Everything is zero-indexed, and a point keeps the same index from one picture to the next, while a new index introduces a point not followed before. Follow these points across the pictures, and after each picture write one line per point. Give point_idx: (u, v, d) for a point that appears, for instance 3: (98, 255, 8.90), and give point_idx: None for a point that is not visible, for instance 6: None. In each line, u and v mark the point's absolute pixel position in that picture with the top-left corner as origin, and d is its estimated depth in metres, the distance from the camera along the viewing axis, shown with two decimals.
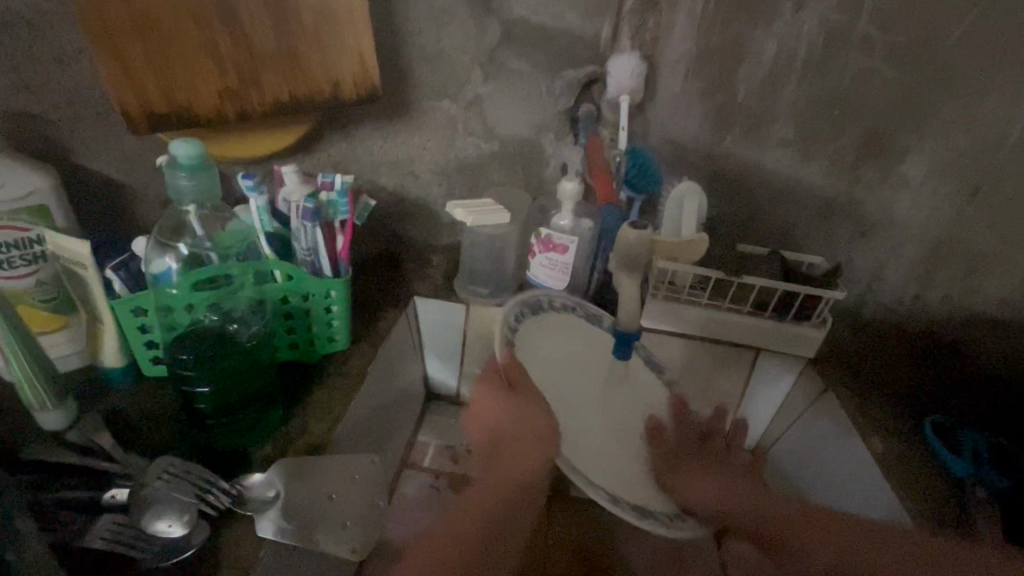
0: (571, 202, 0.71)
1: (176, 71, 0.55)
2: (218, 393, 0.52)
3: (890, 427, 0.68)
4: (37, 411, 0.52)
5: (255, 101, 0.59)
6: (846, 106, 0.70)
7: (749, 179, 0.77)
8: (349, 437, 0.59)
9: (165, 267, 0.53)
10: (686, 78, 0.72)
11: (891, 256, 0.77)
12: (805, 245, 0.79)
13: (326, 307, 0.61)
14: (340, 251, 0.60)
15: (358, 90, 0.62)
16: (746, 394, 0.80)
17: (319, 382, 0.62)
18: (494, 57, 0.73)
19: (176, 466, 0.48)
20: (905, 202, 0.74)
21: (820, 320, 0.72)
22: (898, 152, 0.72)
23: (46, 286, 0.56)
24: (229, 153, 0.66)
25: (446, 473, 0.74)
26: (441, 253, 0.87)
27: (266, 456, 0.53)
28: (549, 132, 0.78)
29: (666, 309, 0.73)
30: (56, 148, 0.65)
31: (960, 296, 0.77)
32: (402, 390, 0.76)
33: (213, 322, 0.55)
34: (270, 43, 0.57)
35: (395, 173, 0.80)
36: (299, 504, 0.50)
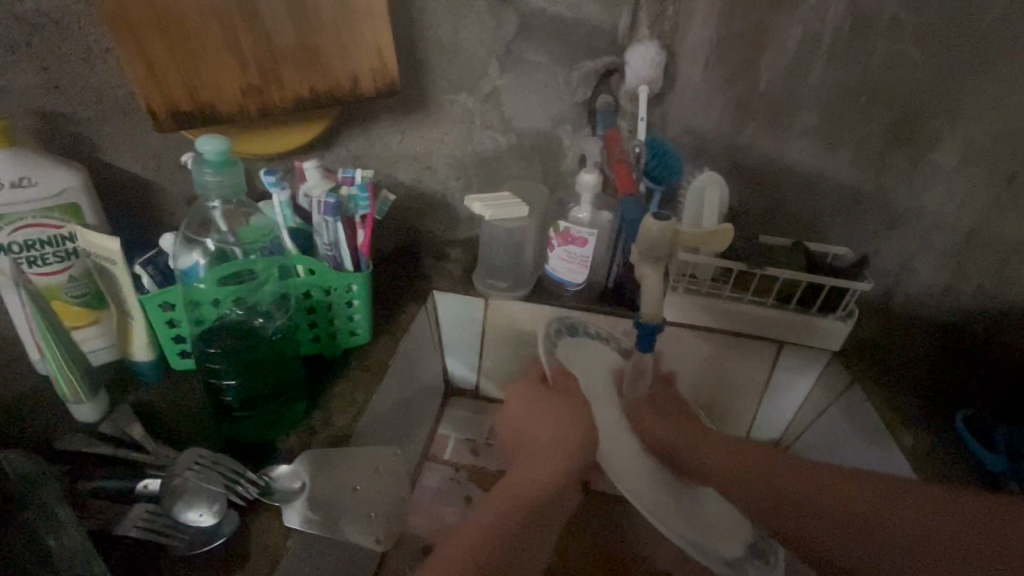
0: (589, 194, 0.71)
1: (199, 69, 0.56)
2: (244, 385, 0.53)
3: (921, 419, 0.66)
4: (71, 403, 0.54)
5: (276, 97, 0.60)
6: (874, 92, 0.68)
7: (772, 169, 0.75)
8: (371, 429, 0.60)
9: (192, 262, 0.53)
10: (708, 66, 0.71)
11: (920, 246, 0.75)
12: (830, 236, 0.78)
13: (348, 302, 0.62)
14: (361, 245, 0.61)
15: (377, 84, 0.62)
16: (769, 388, 0.79)
17: (341, 376, 0.62)
18: (511, 49, 0.72)
19: (206, 457, 0.49)
20: (936, 190, 0.72)
21: (846, 312, 0.71)
22: (929, 139, 0.69)
23: (77, 282, 0.58)
24: (251, 149, 0.66)
25: (466, 467, 0.75)
26: (459, 247, 0.87)
27: (291, 448, 0.54)
28: (567, 124, 0.77)
29: (687, 301, 0.72)
30: (84, 147, 0.66)
31: (993, 286, 0.75)
32: (422, 384, 0.77)
33: (237, 316, 0.55)
34: (290, 39, 0.57)
35: (413, 168, 0.80)
36: (324, 494, 0.50)
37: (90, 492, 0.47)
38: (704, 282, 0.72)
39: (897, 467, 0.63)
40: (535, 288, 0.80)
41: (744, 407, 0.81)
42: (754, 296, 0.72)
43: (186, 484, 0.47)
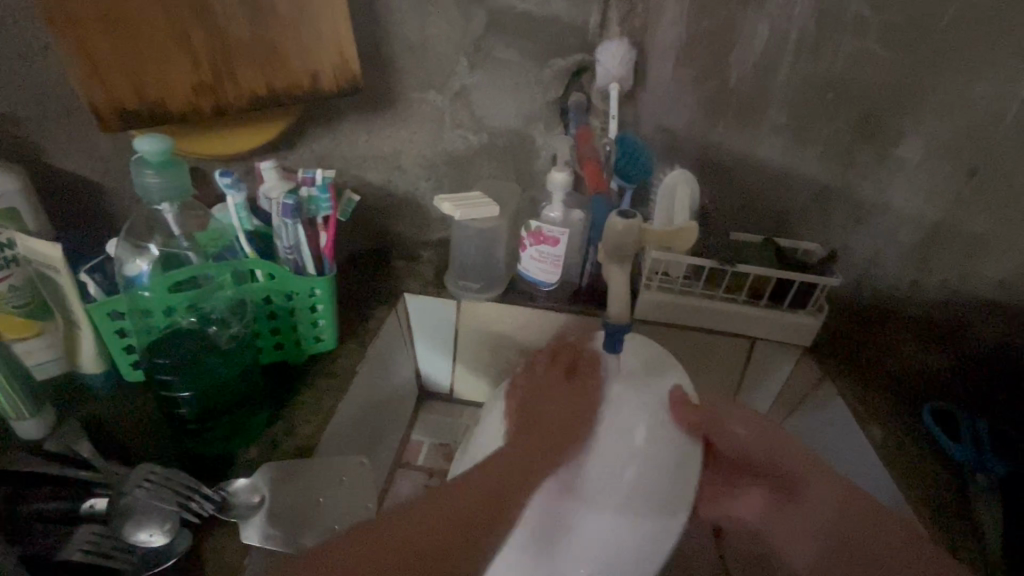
0: (560, 192, 0.70)
1: (146, 65, 0.53)
2: (198, 398, 0.51)
3: (888, 415, 0.67)
4: (14, 420, 0.51)
5: (231, 96, 0.57)
6: (840, 89, 0.69)
7: (743, 166, 0.76)
8: (335, 440, 0.58)
9: (138, 270, 0.51)
10: (678, 63, 0.71)
11: (887, 241, 0.76)
12: (800, 233, 0.78)
13: (310, 306, 0.60)
14: (324, 248, 0.59)
15: (338, 82, 0.61)
16: (742, 386, 0.79)
17: (305, 385, 0.60)
18: (479, 46, 0.71)
19: (157, 473, 0.46)
20: (901, 186, 0.72)
21: (815, 308, 0.72)
22: (893, 135, 0.70)
23: (18, 292, 0.53)
24: (205, 149, 0.63)
25: (440, 473, 0.74)
26: (431, 249, 0.85)
27: (251, 461, 0.52)
28: (539, 122, 0.76)
29: (660, 300, 0.72)
30: (29, 148, 0.63)
31: (958, 280, 0.75)
32: (394, 389, 0.75)
33: (190, 325, 0.53)
34: (244, 35, 0.55)
35: (381, 168, 0.79)
36: (285, 506, 0.49)
37: (34, 514, 0.44)
38: (676, 280, 0.72)
39: (869, 462, 0.63)
40: (508, 289, 0.79)
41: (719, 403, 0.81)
42: (726, 293, 0.72)
43: (139, 504, 0.44)
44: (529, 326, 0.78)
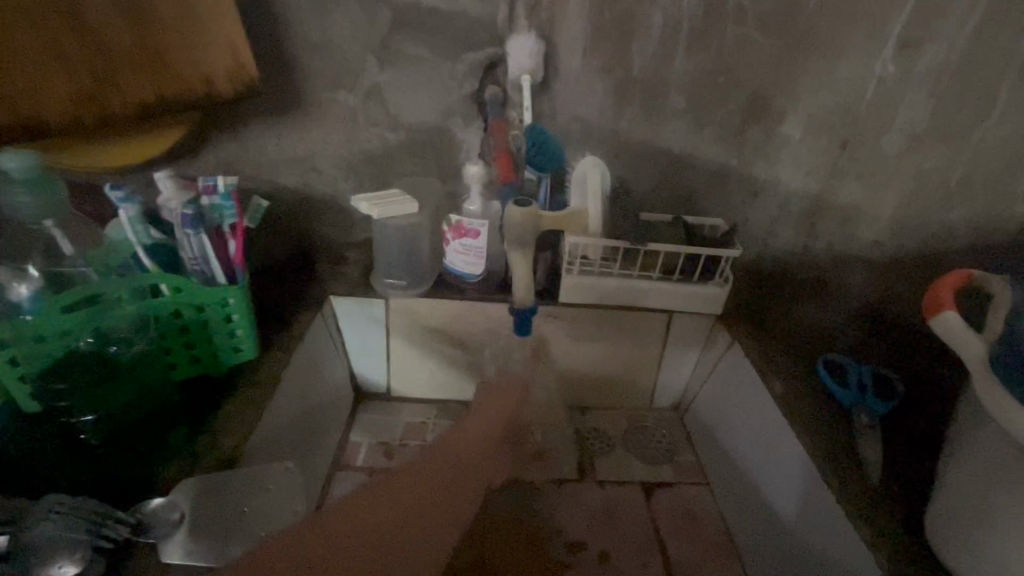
0: (477, 185, 0.73)
1: (14, 77, 0.49)
2: (105, 417, 0.51)
3: (788, 368, 0.72)
4: None
5: (118, 106, 0.55)
6: (730, 73, 0.74)
7: (650, 149, 0.80)
8: (260, 448, 0.57)
9: (21, 295, 0.48)
10: (584, 54, 0.73)
11: (781, 212, 0.82)
12: (707, 209, 0.84)
13: (225, 316, 0.58)
14: (233, 257, 0.57)
15: (235, 85, 0.61)
16: (665, 357, 0.84)
17: (228, 397, 0.58)
18: (388, 44, 0.71)
19: (64, 503, 0.44)
20: (789, 160, 0.79)
21: (723, 279, 0.77)
22: (778, 115, 0.76)
23: None
24: (115, 163, 0.61)
25: (379, 471, 0.74)
26: (357, 249, 0.85)
27: (171, 478, 0.50)
28: (455, 117, 0.77)
29: (583, 282, 0.76)
30: None
31: (842, 243, 0.83)
32: (327, 391, 0.75)
33: (89, 345, 0.51)
34: (125, 41, 0.53)
35: (296, 171, 0.77)
36: (208, 521, 0.48)
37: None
38: (596, 262, 0.76)
39: (770, 414, 0.68)
40: (435, 284, 0.80)
41: (645, 377, 0.86)
42: (642, 271, 0.77)
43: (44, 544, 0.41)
44: (459, 318, 0.79)
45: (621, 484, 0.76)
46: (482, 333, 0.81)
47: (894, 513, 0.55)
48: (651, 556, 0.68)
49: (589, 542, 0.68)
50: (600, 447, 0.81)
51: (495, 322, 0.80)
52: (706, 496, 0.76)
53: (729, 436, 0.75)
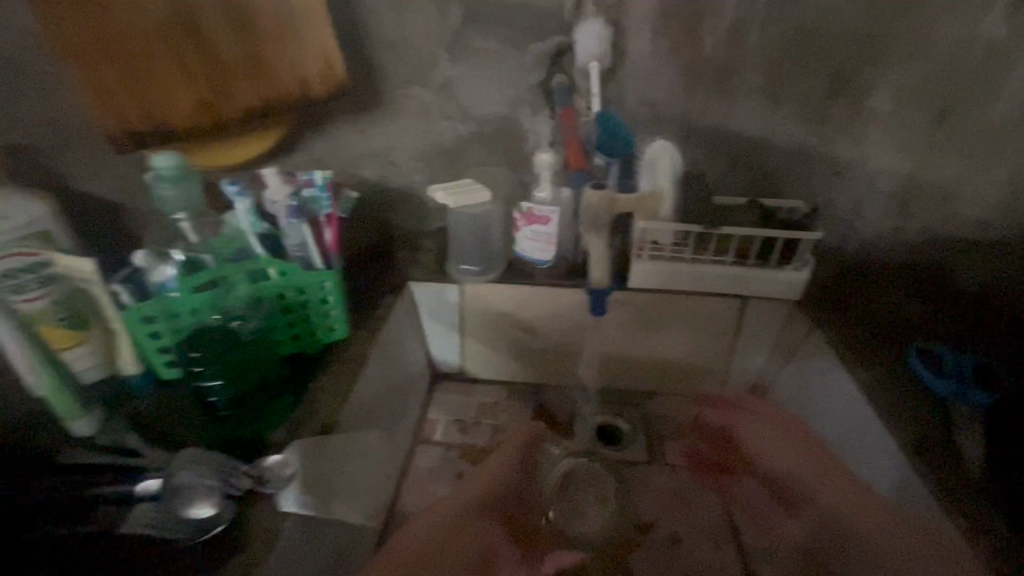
0: (548, 172, 0.75)
1: (150, 88, 0.57)
2: (229, 385, 0.56)
3: (876, 357, 0.69)
4: (69, 418, 0.57)
5: (230, 112, 0.61)
6: (810, 47, 0.71)
7: (722, 131, 0.78)
8: (356, 415, 0.63)
9: (164, 275, 0.58)
10: (652, 37, 0.73)
11: (867, 191, 0.78)
12: (783, 190, 0.81)
13: (322, 299, 0.64)
14: (328, 244, 0.63)
15: (327, 87, 0.65)
16: (738, 343, 0.83)
17: (324, 371, 0.65)
18: (459, 39, 0.74)
19: (199, 456, 0.51)
20: (878, 136, 0.75)
21: (802, 263, 0.75)
22: (866, 88, 0.72)
23: (60, 305, 0.56)
24: (212, 162, 0.65)
25: (456, 445, 0.78)
26: (431, 237, 0.89)
27: (280, 441, 0.56)
28: (524, 107, 0.79)
29: (654, 267, 0.76)
30: (50, 175, 0.65)
31: (940, 224, 0.77)
32: (408, 370, 0.80)
33: (216, 322, 0.58)
34: (233, 50, 0.59)
35: (376, 164, 0.83)
36: (315, 478, 0.53)
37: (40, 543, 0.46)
38: (667, 247, 0.76)
39: (856, 404, 0.66)
40: (506, 269, 0.83)
41: (716, 363, 0.85)
42: (715, 256, 0.76)
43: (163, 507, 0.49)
44: (530, 302, 0.82)
45: (693, 468, 0.76)
46: (552, 318, 0.83)
47: (993, 512, 0.52)
48: (725, 540, 0.68)
49: (660, 525, 0.69)
50: (670, 431, 0.82)
51: (565, 307, 0.81)
52: None
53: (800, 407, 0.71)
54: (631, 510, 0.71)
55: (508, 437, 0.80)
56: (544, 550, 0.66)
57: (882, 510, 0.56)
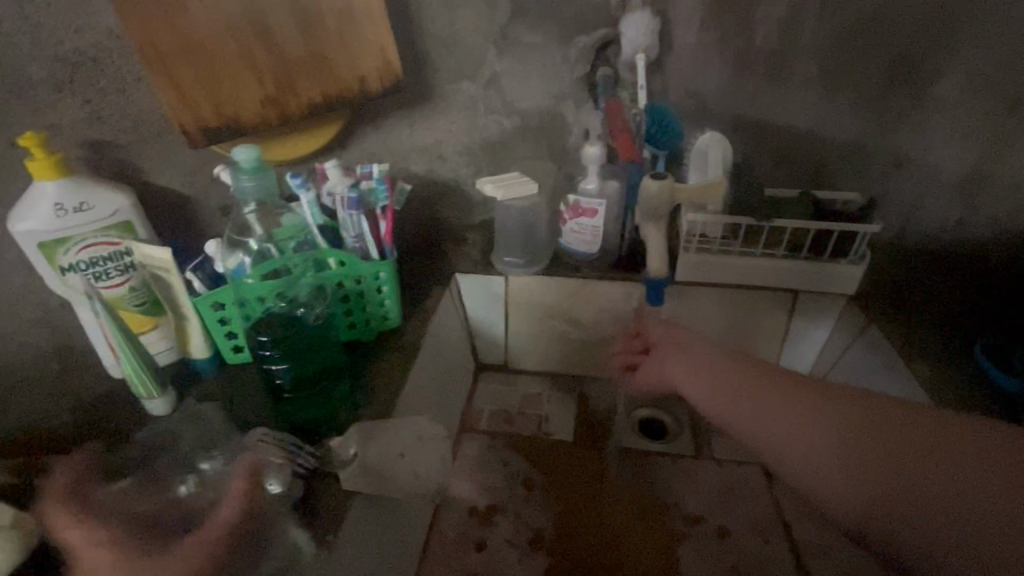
0: (595, 165, 0.74)
1: (222, 86, 0.60)
2: (294, 368, 0.58)
3: (938, 353, 0.67)
4: (146, 398, 0.60)
5: (294, 107, 0.64)
6: (868, 34, 0.69)
7: (775, 122, 0.77)
8: (411, 401, 0.65)
9: (239, 263, 0.60)
10: (701, 27, 0.72)
11: (929, 181, 0.76)
12: (837, 181, 0.79)
13: (377, 288, 0.67)
14: (384, 235, 0.65)
15: (382, 81, 0.67)
16: (789, 335, 0.82)
17: (379, 358, 0.67)
18: (506, 33, 0.75)
19: (269, 436, 0.55)
20: (941, 125, 0.73)
21: (858, 257, 0.73)
22: (930, 76, 0.70)
23: (138, 292, 0.62)
24: (278, 156, 0.70)
25: (502, 434, 0.80)
26: (476, 230, 0.91)
27: (340, 424, 0.59)
28: (568, 100, 0.79)
29: (702, 260, 0.75)
30: (126, 168, 0.68)
31: (1007, 215, 0.76)
32: (455, 361, 0.82)
33: (281, 309, 0.60)
34: (300, 49, 0.61)
35: (424, 159, 0.84)
36: (373, 461, 0.56)
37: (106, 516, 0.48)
38: (715, 240, 0.75)
39: (916, 401, 0.64)
40: (552, 262, 0.83)
41: (767, 355, 0.84)
42: (765, 249, 0.75)
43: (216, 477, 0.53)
44: (575, 295, 0.82)
45: (740, 463, 0.75)
46: (596, 311, 0.83)
47: None
48: (775, 535, 0.67)
49: (708, 517, 0.69)
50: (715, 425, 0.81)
51: (610, 300, 0.82)
52: None
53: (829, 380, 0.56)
54: (678, 502, 0.70)
55: (552, 428, 0.81)
56: (583, 538, 0.67)
57: (822, 466, 0.51)
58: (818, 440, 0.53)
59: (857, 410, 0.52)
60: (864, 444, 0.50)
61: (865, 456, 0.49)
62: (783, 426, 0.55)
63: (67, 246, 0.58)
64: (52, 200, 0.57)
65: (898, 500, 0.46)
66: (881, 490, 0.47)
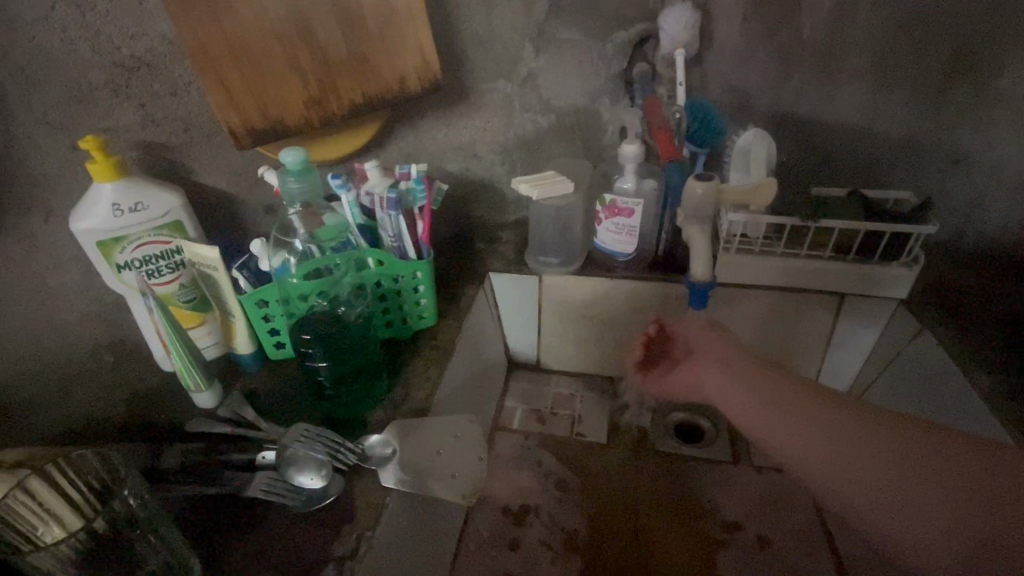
0: (632, 164, 0.73)
1: (268, 88, 0.62)
2: (334, 365, 0.59)
3: (997, 361, 0.63)
4: (194, 391, 0.62)
5: (335, 107, 0.65)
6: (926, 24, 0.65)
7: (823, 119, 0.74)
8: (446, 399, 0.65)
9: (283, 261, 0.61)
10: (745, 20, 0.70)
11: (989, 180, 0.73)
12: (889, 180, 0.76)
13: (415, 287, 0.67)
14: (421, 235, 0.66)
15: (422, 82, 0.67)
16: (832, 339, 0.79)
17: (416, 357, 0.68)
18: (544, 31, 0.74)
19: (309, 430, 0.56)
20: (1005, 119, 0.69)
21: (911, 259, 0.70)
22: (992, 67, 0.66)
23: (186, 289, 0.65)
24: (323, 157, 0.72)
25: (534, 434, 0.79)
26: (510, 229, 0.91)
27: (379, 420, 0.60)
28: (604, 97, 0.78)
29: (742, 261, 0.73)
30: (176, 169, 0.71)
31: None
32: (488, 359, 0.82)
33: (323, 306, 0.61)
34: (342, 51, 0.62)
35: (460, 158, 0.84)
36: (411, 458, 0.56)
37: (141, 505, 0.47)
38: (756, 241, 0.73)
39: (971, 410, 0.61)
40: (586, 261, 0.83)
41: (810, 360, 0.81)
42: (810, 250, 0.72)
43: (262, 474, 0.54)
44: (609, 295, 0.81)
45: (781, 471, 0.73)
46: (631, 311, 0.82)
47: None
48: (818, 546, 0.65)
49: (746, 525, 0.67)
50: None
51: (645, 300, 0.80)
52: None
53: (889, 415, 0.55)
54: (716, 508, 0.69)
55: (585, 429, 0.80)
56: (617, 541, 0.66)
57: (894, 507, 0.50)
58: (884, 475, 0.52)
59: (907, 442, 0.52)
60: (922, 476, 0.50)
61: (931, 491, 0.49)
62: (861, 471, 0.53)
63: (123, 245, 0.61)
64: (109, 201, 0.59)
65: (968, 537, 0.47)
66: (948, 525, 0.48)
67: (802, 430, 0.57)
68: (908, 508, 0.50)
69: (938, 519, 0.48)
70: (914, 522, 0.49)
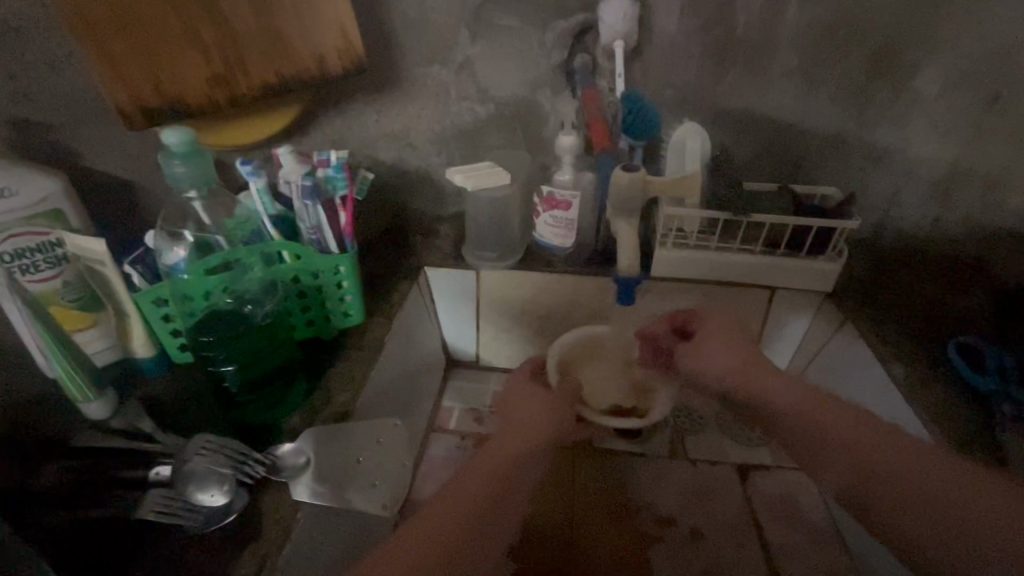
0: (570, 156, 0.71)
1: (163, 62, 0.55)
2: (242, 369, 0.54)
3: (911, 350, 0.66)
4: (81, 403, 0.55)
5: (244, 87, 0.59)
6: (851, 24, 0.67)
7: (757, 114, 0.74)
8: (371, 403, 0.61)
9: (176, 257, 0.55)
10: (682, 14, 0.69)
11: (907, 178, 0.76)
12: (818, 176, 0.77)
13: (337, 283, 0.62)
14: (344, 228, 0.61)
15: (344, 65, 0.62)
16: (764, 334, 0.80)
17: (340, 357, 0.63)
18: (480, 16, 0.71)
19: (212, 441, 0.50)
20: (919, 119, 0.72)
21: (836, 252, 0.72)
22: (911, 67, 0.69)
23: (71, 286, 0.58)
24: (239, 141, 0.66)
25: (471, 436, 0.77)
26: (448, 223, 0.87)
27: (295, 427, 0.55)
28: (545, 88, 0.75)
29: (678, 255, 0.73)
30: (63, 152, 0.65)
31: (980, 212, 0.76)
32: (422, 358, 0.78)
33: (228, 305, 0.56)
34: (250, 25, 0.57)
35: (392, 146, 0.80)
36: (329, 467, 0.52)
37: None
38: (692, 235, 0.72)
39: (891, 398, 0.63)
40: (524, 257, 0.80)
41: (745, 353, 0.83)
42: (743, 244, 0.73)
43: (156, 495, 0.48)
44: (547, 290, 0.79)
45: (714, 463, 0.74)
46: (569, 307, 0.81)
47: None
48: (747, 536, 0.66)
49: (680, 520, 0.67)
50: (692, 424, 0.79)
51: (581, 295, 0.79)
52: (809, 484, 0.71)
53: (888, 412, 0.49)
54: (649, 503, 0.69)
55: None
56: (550, 543, 0.64)
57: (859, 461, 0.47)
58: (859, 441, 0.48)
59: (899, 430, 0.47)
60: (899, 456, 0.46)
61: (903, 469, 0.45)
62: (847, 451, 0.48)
63: None
64: None
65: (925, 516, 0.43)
66: (901, 496, 0.45)
67: (797, 412, 0.52)
68: (890, 496, 0.45)
69: (894, 489, 0.45)
70: (898, 514, 0.44)
